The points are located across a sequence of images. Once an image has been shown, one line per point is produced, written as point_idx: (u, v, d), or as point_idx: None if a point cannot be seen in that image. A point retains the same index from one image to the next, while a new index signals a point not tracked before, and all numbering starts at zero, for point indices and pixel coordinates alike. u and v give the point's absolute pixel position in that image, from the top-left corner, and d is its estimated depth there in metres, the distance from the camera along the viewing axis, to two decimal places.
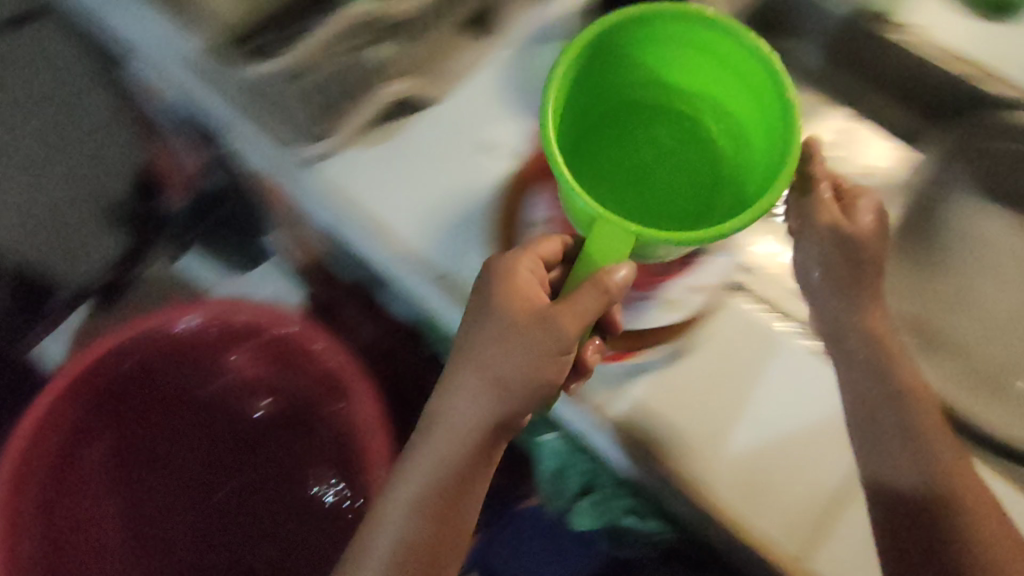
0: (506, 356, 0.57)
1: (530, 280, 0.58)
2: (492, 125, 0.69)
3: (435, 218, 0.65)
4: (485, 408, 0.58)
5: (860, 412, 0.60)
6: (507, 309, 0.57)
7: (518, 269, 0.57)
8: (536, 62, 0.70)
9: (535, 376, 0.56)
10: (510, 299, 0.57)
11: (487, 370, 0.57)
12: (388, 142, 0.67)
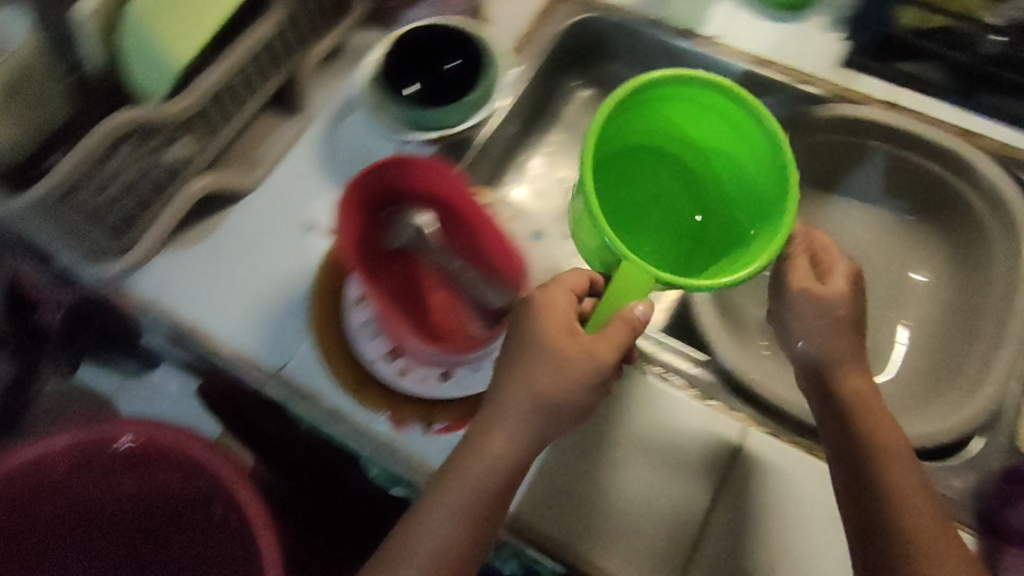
0: (552, 377, 0.48)
1: (568, 304, 0.51)
2: (310, 202, 0.68)
3: (261, 308, 0.63)
4: (513, 446, 0.48)
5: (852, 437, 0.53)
6: (541, 330, 0.49)
7: (552, 296, 0.51)
8: (346, 130, 0.70)
9: (582, 402, 0.48)
10: (554, 321, 0.49)
11: (530, 388, 0.48)
12: (207, 241, 0.66)
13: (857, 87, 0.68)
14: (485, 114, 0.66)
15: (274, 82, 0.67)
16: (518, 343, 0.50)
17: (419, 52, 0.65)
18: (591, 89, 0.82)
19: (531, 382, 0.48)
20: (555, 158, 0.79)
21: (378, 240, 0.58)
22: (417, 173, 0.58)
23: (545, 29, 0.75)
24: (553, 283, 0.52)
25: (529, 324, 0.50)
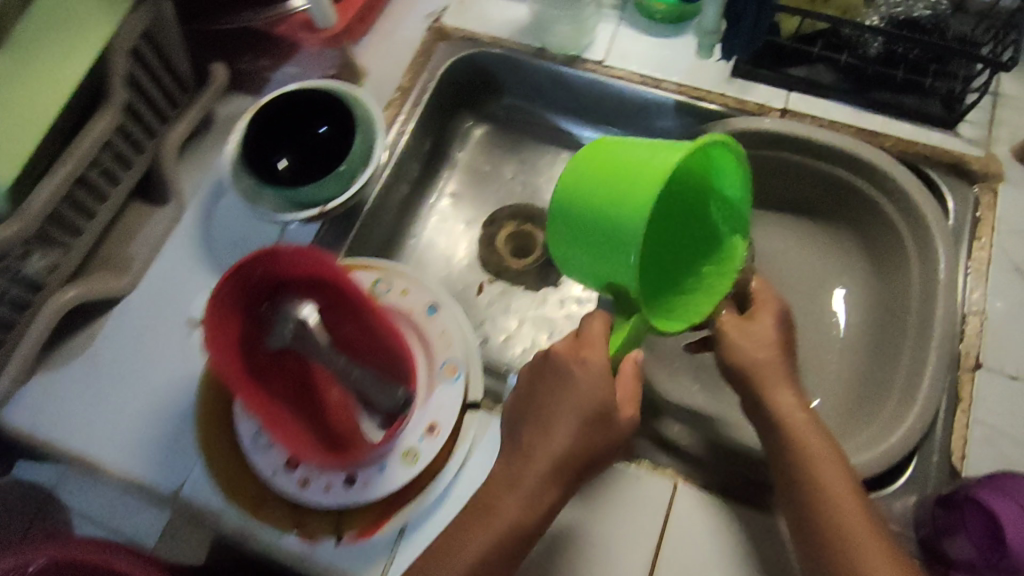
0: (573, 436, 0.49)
1: (598, 351, 0.51)
2: (194, 299, 0.63)
3: (153, 426, 0.58)
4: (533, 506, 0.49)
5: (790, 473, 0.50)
6: (597, 389, 0.50)
7: (593, 353, 0.51)
8: (222, 213, 0.65)
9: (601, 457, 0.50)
10: (596, 383, 0.50)
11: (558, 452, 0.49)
12: (86, 356, 0.61)
13: (752, 98, 0.66)
14: (363, 183, 0.61)
15: (137, 172, 0.62)
16: (568, 404, 0.50)
17: (284, 123, 0.61)
18: (486, 127, 0.78)
19: (582, 438, 0.49)
20: (457, 205, 0.76)
21: (260, 339, 0.53)
22: (294, 261, 0.52)
23: (424, 74, 0.71)
24: (581, 336, 0.52)
25: (588, 383, 0.50)
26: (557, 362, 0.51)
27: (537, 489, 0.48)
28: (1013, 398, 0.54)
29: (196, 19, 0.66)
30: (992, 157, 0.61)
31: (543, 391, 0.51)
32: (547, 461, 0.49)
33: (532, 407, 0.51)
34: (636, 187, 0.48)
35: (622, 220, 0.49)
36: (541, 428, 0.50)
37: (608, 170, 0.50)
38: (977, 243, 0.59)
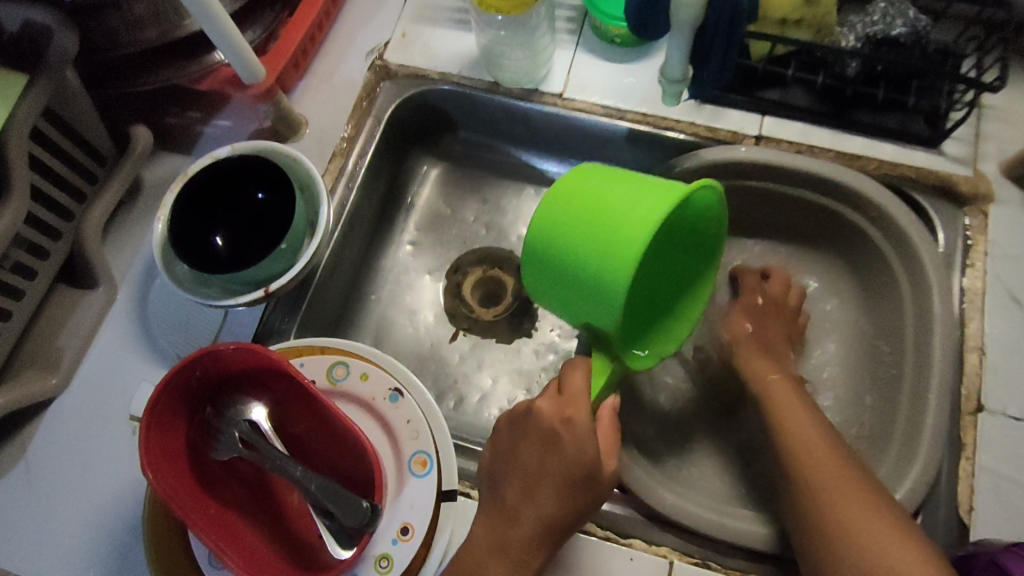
0: (552, 499, 0.46)
1: (578, 402, 0.47)
2: (134, 395, 0.57)
3: (99, 542, 0.53)
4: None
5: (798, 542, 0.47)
6: (584, 449, 0.46)
7: (579, 410, 0.47)
8: (159, 295, 0.59)
9: (584, 511, 0.46)
10: (574, 439, 0.46)
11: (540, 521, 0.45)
12: (20, 466, 0.55)
13: (724, 126, 0.61)
14: (308, 260, 0.55)
15: (57, 259, 0.56)
16: (552, 466, 0.46)
17: (217, 195, 0.56)
18: (442, 166, 0.73)
19: (569, 504, 0.46)
20: (418, 254, 0.71)
21: (207, 447, 0.49)
22: (236, 358, 0.48)
23: (369, 118, 0.66)
24: (565, 388, 0.48)
25: (575, 443, 0.46)
26: (541, 421, 0.47)
27: (521, 558, 0.45)
28: (1019, 440, 0.51)
29: (107, 83, 0.60)
30: (979, 176, 0.58)
31: (523, 448, 0.48)
32: (533, 526, 0.46)
33: (515, 467, 0.48)
34: (617, 246, 0.44)
35: (605, 279, 0.45)
36: (526, 491, 0.47)
37: (582, 219, 0.46)
38: (969, 270, 0.56)
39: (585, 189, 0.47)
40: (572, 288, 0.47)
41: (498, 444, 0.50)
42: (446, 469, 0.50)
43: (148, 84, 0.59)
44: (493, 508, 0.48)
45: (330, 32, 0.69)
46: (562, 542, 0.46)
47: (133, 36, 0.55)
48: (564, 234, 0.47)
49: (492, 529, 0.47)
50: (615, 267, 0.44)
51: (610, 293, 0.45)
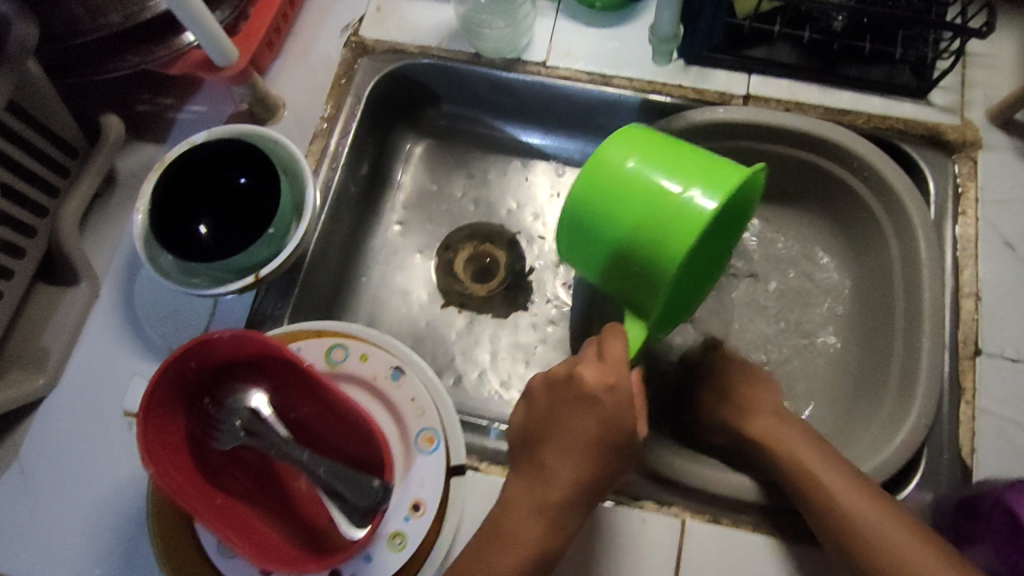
0: (587, 461, 0.46)
1: (622, 369, 0.46)
2: (126, 389, 0.55)
3: (104, 537, 0.52)
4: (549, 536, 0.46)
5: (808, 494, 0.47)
6: (623, 417, 0.46)
7: (619, 378, 0.46)
8: (145, 285, 0.58)
9: (616, 473, 0.47)
10: (614, 404, 0.46)
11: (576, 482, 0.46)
12: (14, 468, 0.54)
13: (711, 87, 0.61)
14: (298, 241, 0.54)
15: (34, 256, 0.54)
16: (592, 433, 0.46)
17: (197, 182, 0.53)
18: (425, 143, 0.72)
19: (603, 468, 0.46)
20: (406, 233, 0.69)
21: (210, 437, 0.48)
22: (232, 345, 0.47)
23: (349, 96, 0.64)
24: (603, 355, 0.47)
25: (617, 409, 0.46)
26: (584, 387, 0.46)
27: (558, 517, 0.46)
28: (1016, 382, 0.52)
29: (70, 71, 0.56)
30: (966, 124, 0.58)
31: (563, 412, 0.47)
32: (568, 489, 0.46)
33: (552, 429, 0.47)
34: (664, 232, 0.44)
35: (651, 262, 0.45)
36: (562, 453, 0.47)
37: (623, 198, 0.45)
38: (961, 217, 0.56)
39: (624, 166, 0.46)
40: (608, 265, 0.47)
41: (534, 405, 0.49)
42: (452, 444, 0.50)
43: (117, 70, 0.56)
44: (529, 468, 0.48)
45: (302, 10, 0.67)
46: (593, 501, 0.47)
47: (96, 25, 0.54)
48: (605, 211, 0.46)
49: (529, 489, 0.47)
50: (662, 252, 0.44)
51: (654, 276, 0.45)
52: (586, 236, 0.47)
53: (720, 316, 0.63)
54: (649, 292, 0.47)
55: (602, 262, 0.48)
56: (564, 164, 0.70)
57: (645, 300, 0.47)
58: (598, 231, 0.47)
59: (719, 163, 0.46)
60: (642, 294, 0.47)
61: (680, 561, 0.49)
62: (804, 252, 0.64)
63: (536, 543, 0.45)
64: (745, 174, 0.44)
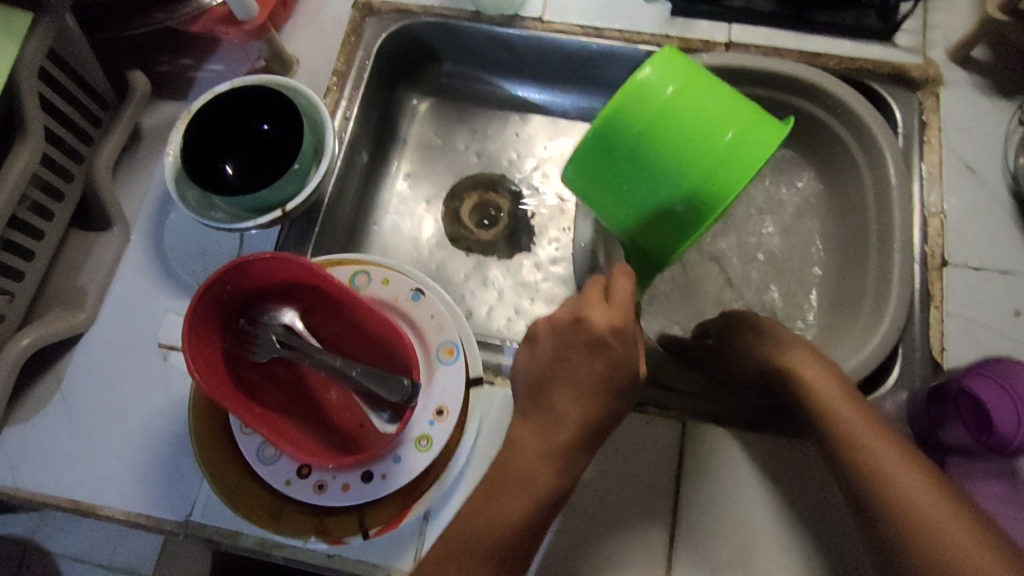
0: (592, 401, 0.48)
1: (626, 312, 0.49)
2: (161, 323, 0.59)
3: (145, 459, 0.56)
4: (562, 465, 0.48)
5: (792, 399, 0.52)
6: (629, 358, 0.49)
7: (625, 320, 0.49)
8: (174, 227, 0.62)
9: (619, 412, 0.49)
10: (620, 350, 0.49)
11: (585, 420, 0.48)
12: (58, 399, 0.58)
13: (696, 35, 0.66)
14: (321, 176, 0.58)
15: (72, 199, 0.58)
16: (599, 373, 0.48)
17: (224, 126, 0.57)
18: (430, 101, 0.76)
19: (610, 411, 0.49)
20: (414, 184, 0.74)
21: (246, 354, 0.51)
22: (265, 271, 0.50)
23: (358, 54, 0.68)
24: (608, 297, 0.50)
25: (623, 352, 0.49)
26: (591, 331, 0.49)
27: (568, 455, 0.49)
28: (980, 287, 0.57)
29: (102, 26, 0.60)
30: (929, 63, 0.63)
31: (572, 357, 0.49)
32: (576, 426, 0.48)
33: (559, 371, 0.49)
34: (709, 183, 0.45)
35: (686, 208, 0.46)
36: (570, 394, 0.49)
37: (670, 139, 0.44)
38: (926, 146, 0.61)
39: (669, 103, 0.44)
40: (631, 201, 0.47)
41: (538, 350, 0.51)
42: (470, 357, 0.54)
43: (143, 27, 0.60)
44: (538, 409, 0.50)
45: None
46: (599, 439, 0.50)
47: None
48: (647, 148, 0.45)
49: (538, 429, 0.49)
50: (703, 203, 0.46)
51: (685, 222, 0.47)
52: (615, 167, 0.46)
53: (709, 250, 0.68)
54: (668, 236, 0.48)
55: (625, 197, 0.47)
56: (560, 117, 0.75)
57: (659, 244, 0.49)
58: (632, 167, 0.46)
59: (755, 111, 0.46)
60: (656, 237, 0.49)
61: (683, 453, 0.55)
62: (786, 190, 0.69)
63: (550, 479, 0.48)
64: (785, 133, 0.46)
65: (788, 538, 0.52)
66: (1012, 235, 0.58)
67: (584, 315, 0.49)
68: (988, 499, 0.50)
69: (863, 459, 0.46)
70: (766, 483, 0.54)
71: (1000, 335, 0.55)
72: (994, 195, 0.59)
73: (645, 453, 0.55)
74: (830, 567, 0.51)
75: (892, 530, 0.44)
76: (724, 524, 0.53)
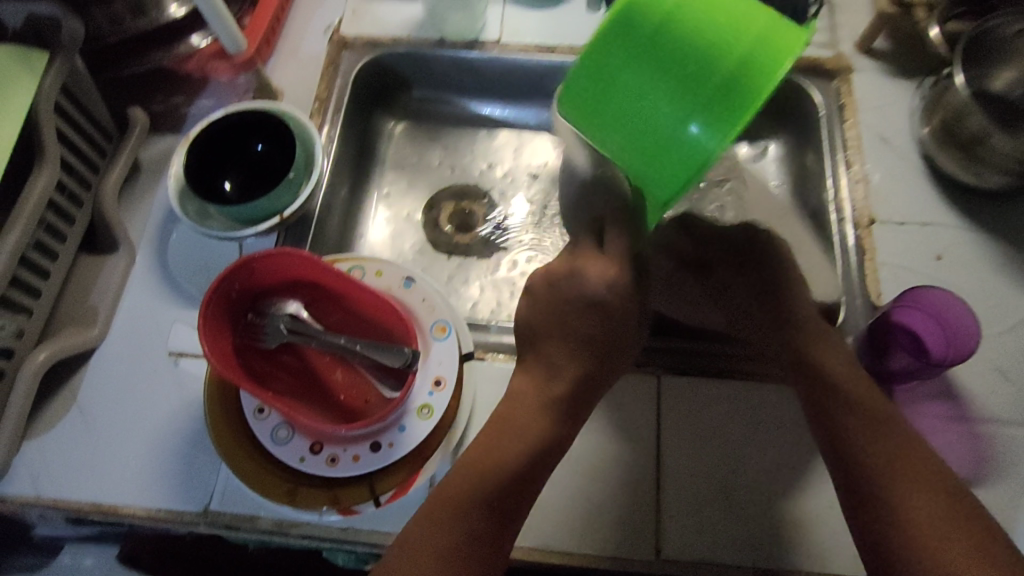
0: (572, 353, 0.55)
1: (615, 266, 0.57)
2: (168, 334, 0.63)
3: (160, 457, 0.59)
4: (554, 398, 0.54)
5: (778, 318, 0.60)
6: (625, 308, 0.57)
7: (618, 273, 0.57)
8: (176, 246, 0.67)
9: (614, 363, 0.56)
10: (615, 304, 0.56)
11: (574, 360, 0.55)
12: (73, 411, 0.61)
13: None
14: (314, 184, 0.64)
15: (82, 223, 0.63)
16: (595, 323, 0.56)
17: (222, 147, 0.63)
18: (404, 123, 0.83)
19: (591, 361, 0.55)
20: (394, 197, 0.79)
21: (256, 344, 0.56)
22: (268, 266, 0.55)
23: (337, 82, 0.75)
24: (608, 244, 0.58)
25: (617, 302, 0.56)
26: (587, 284, 0.57)
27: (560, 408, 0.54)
28: (906, 239, 0.64)
29: (106, 67, 0.68)
30: (840, 55, 0.73)
31: (566, 308, 0.57)
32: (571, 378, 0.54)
33: (552, 324, 0.57)
34: (714, 104, 0.43)
35: (687, 129, 0.44)
36: (561, 340, 0.56)
37: (673, 56, 0.44)
38: (846, 124, 0.70)
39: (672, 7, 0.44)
40: (634, 122, 0.46)
41: (537, 302, 0.58)
42: (460, 335, 0.60)
43: (141, 66, 0.67)
44: (537, 359, 0.56)
45: (289, 17, 0.79)
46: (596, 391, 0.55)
47: (120, 28, 0.65)
48: (645, 65, 0.45)
49: (535, 376, 0.55)
50: (705, 126, 0.43)
51: (687, 145, 0.44)
52: (610, 88, 0.47)
53: None
54: (668, 166, 0.46)
55: (622, 121, 0.47)
56: (523, 129, 0.82)
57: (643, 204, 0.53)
58: (628, 85, 0.46)
59: (784, 24, 0.43)
60: (658, 166, 0.46)
61: (662, 402, 0.60)
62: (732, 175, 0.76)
63: (542, 430, 0.52)
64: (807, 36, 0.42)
65: (764, 470, 0.57)
66: (927, 193, 0.66)
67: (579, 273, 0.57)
68: (932, 419, 0.56)
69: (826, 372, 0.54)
70: (739, 423, 0.59)
71: (928, 278, 0.62)
72: (907, 161, 0.68)
73: (631, 407, 0.60)
74: (807, 497, 0.56)
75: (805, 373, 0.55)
76: (707, 463, 0.58)
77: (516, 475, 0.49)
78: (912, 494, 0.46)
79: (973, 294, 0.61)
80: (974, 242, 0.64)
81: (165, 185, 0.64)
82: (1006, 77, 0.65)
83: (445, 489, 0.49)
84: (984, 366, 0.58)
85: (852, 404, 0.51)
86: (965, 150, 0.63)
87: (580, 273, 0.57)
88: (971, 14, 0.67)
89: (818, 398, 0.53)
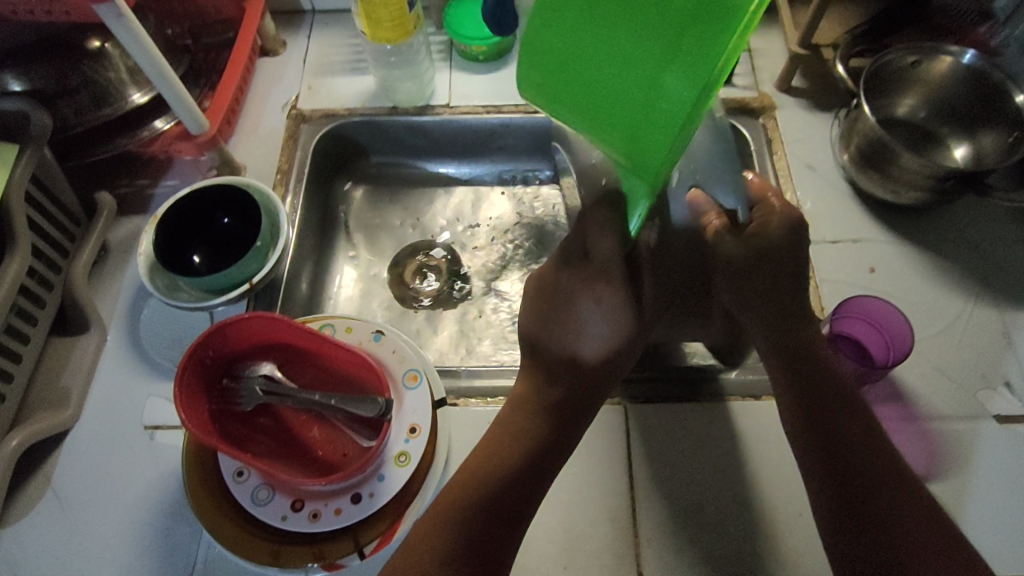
0: (557, 373, 0.58)
1: (603, 253, 0.58)
2: (143, 408, 0.64)
3: (139, 532, 0.59)
4: (547, 409, 0.56)
5: (769, 298, 0.56)
6: (611, 272, 0.58)
7: (605, 262, 0.58)
8: (147, 321, 0.68)
9: (596, 376, 0.58)
10: (603, 279, 0.59)
11: (562, 370, 0.58)
12: (49, 495, 0.61)
13: None
14: (280, 251, 0.66)
15: (52, 306, 0.64)
16: (589, 297, 0.59)
17: (191, 222, 0.66)
18: (364, 187, 0.86)
19: (572, 382, 0.57)
20: (359, 256, 0.81)
21: (233, 408, 0.57)
22: (242, 330, 0.57)
23: (298, 153, 0.79)
24: (591, 248, 0.58)
25: (599, 267, 0.59)
26: (569, 281, 0.60)
27: (555, 419, 0.56)
28: (842, 256, 0.69)
29: (71, 155, 0.70)
30: (763, 94, 0.79)
31: (561, 328, 0.59)
32: (561, 390, 0.57)
33: (545, 335, 0.60)
34: (681, 66, 0.38)
35: (666, 101, 0.40)
36: (553, 356, 0.59)
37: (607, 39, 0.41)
38: (776, 155, 0.75)
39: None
40: (601, 106, 0.44)
41: (535, 310, 0.61)
42: (432, 381, 0.62)
43: (106, 153, 0.70)
44: (531, 372, 0.59)
45: (247, 98, 0.83)
46: (586, 398, 0.57)
47: (85, 119, 0.68)
48: (597, 51, 0.42)
49: (530, 383, 0.58)
50: (679, 89, 0.39)
51: (678, 105, 0.39)
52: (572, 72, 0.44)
53: None
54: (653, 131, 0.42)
55: (602, 108, 0.44)
56: (479, 183, 0.86)
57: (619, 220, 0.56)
58: (587, 76, 0.44)
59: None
60: (644, 135, 0.43)
61: (631, 430, 0.62)
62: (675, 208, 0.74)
63: (537, 439, 0.55)
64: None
65: (733, 486, 0.59)
66: (855, 212, 0.72)
67: (580, 267, 0.60)
68: (886, 420, 0.59)
69: (818, 365, 0.54)
70: (706, 443, 0.61)
71: (864, 288, 0.67)
72: (834, 184, 0.73)
73: (602, 441, 0.62)
74: (775, 507, 0.58)
75: (797, 344, 0.56)
76: (679, 486, 0.60)
77: (503, 485, 0.52)
78: (875, 496, 0.48)
79: (908, 300, 0.66)
80: (902, 253, 0.69)
81: (136, 264, 0.66)
82: (908, 103, 0.73)
83: (446, 497, 0.51)
84: (925, 366, 0.62)
85: (831, 405, 0.53)
86: (880, 170, 0.68)
87: (567, 273, 0.61)
88: (870, 50, 0.74)
89: (814, 387, 0.54)
